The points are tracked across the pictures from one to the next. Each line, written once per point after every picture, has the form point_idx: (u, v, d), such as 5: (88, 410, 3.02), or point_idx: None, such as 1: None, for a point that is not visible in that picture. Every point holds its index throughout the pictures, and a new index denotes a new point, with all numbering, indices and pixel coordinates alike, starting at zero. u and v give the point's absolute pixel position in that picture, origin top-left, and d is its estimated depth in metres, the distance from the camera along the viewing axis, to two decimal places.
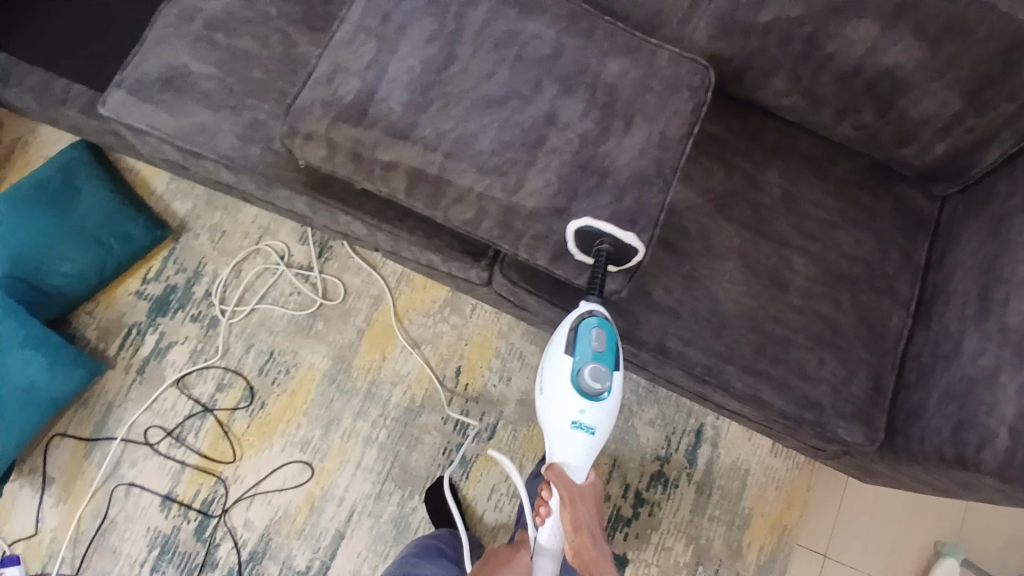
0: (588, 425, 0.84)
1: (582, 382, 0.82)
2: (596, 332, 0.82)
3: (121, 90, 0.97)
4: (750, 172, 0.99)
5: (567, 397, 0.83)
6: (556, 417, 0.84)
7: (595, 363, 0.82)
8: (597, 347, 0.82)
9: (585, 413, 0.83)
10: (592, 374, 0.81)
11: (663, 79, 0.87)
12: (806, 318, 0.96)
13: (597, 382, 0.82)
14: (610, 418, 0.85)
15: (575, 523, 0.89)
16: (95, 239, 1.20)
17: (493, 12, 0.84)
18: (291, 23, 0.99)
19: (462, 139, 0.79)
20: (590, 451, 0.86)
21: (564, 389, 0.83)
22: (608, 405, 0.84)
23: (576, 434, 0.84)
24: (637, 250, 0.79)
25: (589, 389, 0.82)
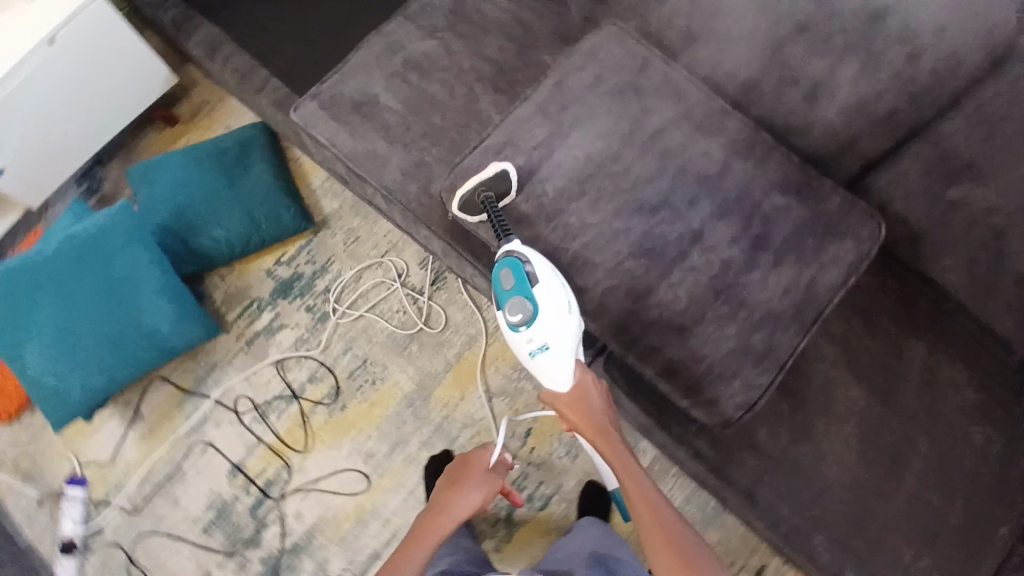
0: (545, 349, 0.77)
1: (512, 321, 0.77)
2: (504, 271, 0.77)
3: (314, 102, 1.06)
4: (891, 337, 0.93)
5: (512, 340, 0.79)
6: (523, 359, 0.79)
7: (512, 296, 0.76)
8: (506, 282, 0.77)
9: (533, 340, 0.76)
10: (511, 308, 0.76)
11: (824, 226, 0.84)
12: (911, 511, 0.87)
13: (516, 312, 0.76)
14: (561, 326, 0.76)
15: (588, 421, 0.81)
16: (249, 213, 1.30)
17: (669, 121, 0.85)
18: (479, 80, 1.05)
19: (604, 236, 0.80)
20: (560, 366, 0.78)
21: (507, 334, 0.80)
22: (546, 317, 0.76)
23: (544, 362, 0.78)
24: (504, 170, 0.84)
25: (514, 324, 0.77)
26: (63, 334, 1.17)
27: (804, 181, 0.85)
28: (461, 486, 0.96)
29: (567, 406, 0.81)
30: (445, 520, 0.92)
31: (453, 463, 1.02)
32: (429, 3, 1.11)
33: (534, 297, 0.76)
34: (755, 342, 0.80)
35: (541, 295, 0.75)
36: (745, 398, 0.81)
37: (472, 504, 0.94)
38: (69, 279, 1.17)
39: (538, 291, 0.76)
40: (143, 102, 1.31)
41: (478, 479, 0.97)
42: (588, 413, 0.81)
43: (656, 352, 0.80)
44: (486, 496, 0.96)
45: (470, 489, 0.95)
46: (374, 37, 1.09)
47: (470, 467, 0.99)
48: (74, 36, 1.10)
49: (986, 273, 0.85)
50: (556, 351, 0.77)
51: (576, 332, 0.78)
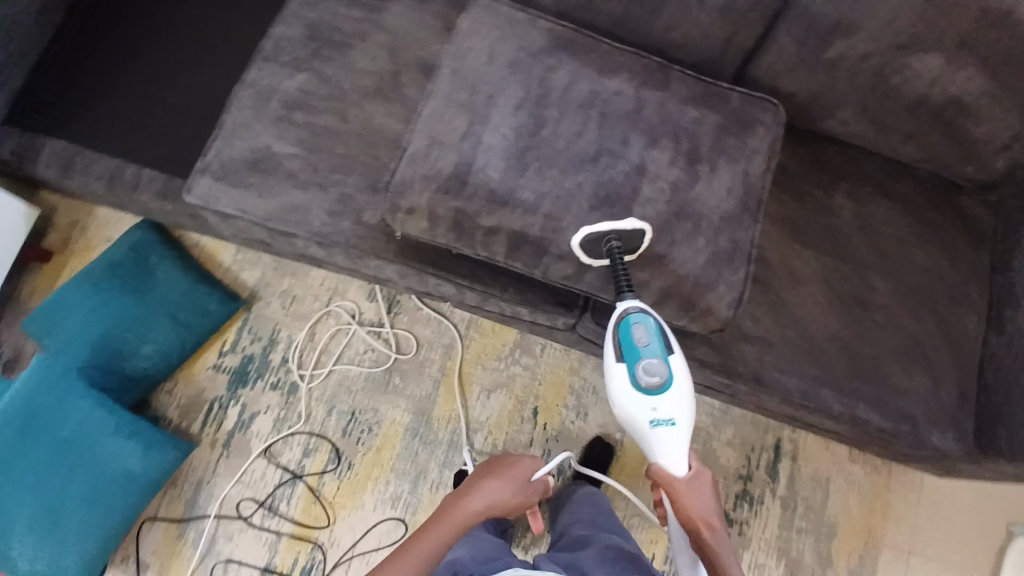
0: (669, 420, 0.82)
1: (641, 382, 0.80)
2: (641, 332, 0.80)
3: (206, 176, 0.97)
4: (819, 198, 1.03)
5: (634, 403, 0.82)
6: (635, 420, 0.83)
7: (647, 362, 0.80)
8: (642, 341, 0.80)
9: (659, 409, 0.81)
10: (646, 369, 0.80)
11: (737, 120, 0.90)
12: (891, 334, 0.98)
13: (653, 376, 0.80)
14: (685, 403, 0.82)
15: (688, 512, 0.83)
16: (173, 316, 1.21)
17: (575, 73, 0.89)
18: (366, 96, 1.02)
19: (560, 200, 0.83)
20: (679, 444, 0.83)
21: (628, 394, 0.82)
22: (676, 390, 0.81)
23: (662, 433, 0.82)
24: (643, 231, 0.81)
25: (648, 385, 0.80)
26: (32, 515, 1.07)
27: (706, 88, 0.92)
28: (499, 476, 0.92)
29: (673, 495, 0.85)
30: (476, 501, 0.88)
31: (491, 459, 0.98)
32: (282, 36, 1.05)
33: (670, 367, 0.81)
34: (722, 244, 0.85)
35: (675, 367, 0.81)
36: (731, 295, 0.84)
37: (498, 501, 0.90)
38: (13, 459, 1.08)
39: (672, 361, 0.81)
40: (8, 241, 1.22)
41: (512, 479, 0.93)
42: (693, 504, 0.84)
43: (646, 287, 0.83)
44: (515, 501, 0.92)
45: (499, 482, 0.91)
46: (241, 90, 1.03)
47: (510, 464, 0.95)
48: None
49: (877, 112, 0.95)
50: (677, 425, 0.82)
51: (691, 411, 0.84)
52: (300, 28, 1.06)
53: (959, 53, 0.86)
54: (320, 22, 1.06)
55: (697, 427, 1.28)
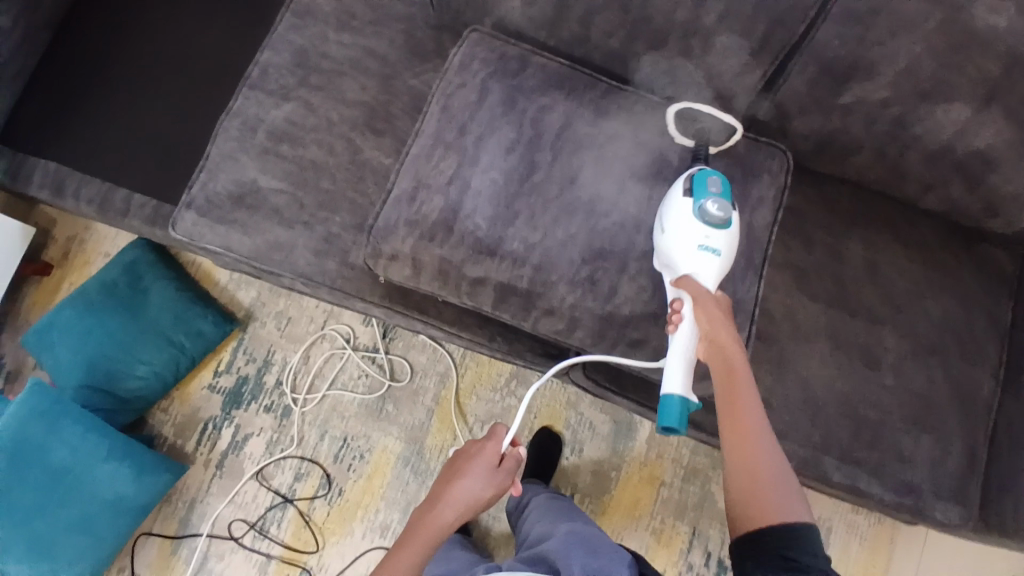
0: (714, 253, 0.71)
1: (703, 209, 0.72)
2: (715, 178, 0.74)
3: (191, 211, 0.95)
4: (831, 246, 0.96)
5: (685, 226, 0.72)
6: (677, 244, 0.72)
7: (718, 197, 0.72)
8: (713, 186, 0.73)
9: (710, 238, 0.71)
10: (713, 203, 0.72)
11: (741, 167, 0.84)
12: (899, 396, 0.93)
13: (718, 208, 0.72)
14: (734, 252, 0.73)
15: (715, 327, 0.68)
16: (167, 338, 1.21)
17: (570, 115, 0.84)
18: (354, 128, 0.98)
19: (550, 252, 0.80)
20: (717, 280, 0.72)
21: (681, 220, 0.73)
22: (732, 235, 0.73)
23: (702, 263, 0.71)
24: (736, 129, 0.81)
25: (709, 215, 0.72)
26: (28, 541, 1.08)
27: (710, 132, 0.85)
28: (467, 472, 0.83)
29: (698, 300, 0.69)
30: (444, 512, 0.81)
31: (462, 449, 0.88)
32: (269, 62, 1.01)
33: (732, 215, 0.74)
34: None
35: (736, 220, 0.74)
36: None
37: (469, 503, 0.81)
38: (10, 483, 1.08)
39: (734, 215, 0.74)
40: (7, 254, 1.22)
41: (480, 472, 0.82)
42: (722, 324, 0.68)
43: (641, 345, 0.80)
44: (488, 496, 0.82)
45: (468, 482, 0.81)
46: (227, 119, 0.99)
47: (475, 455, 0.84)
48: None
49: (896, 160, 0.88)
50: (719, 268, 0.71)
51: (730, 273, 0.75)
52: (288, 53, 1.02)
53: (987, 105, 0.78)
54: (309, 48, 1.02)
55: (695, 468, 1.24)
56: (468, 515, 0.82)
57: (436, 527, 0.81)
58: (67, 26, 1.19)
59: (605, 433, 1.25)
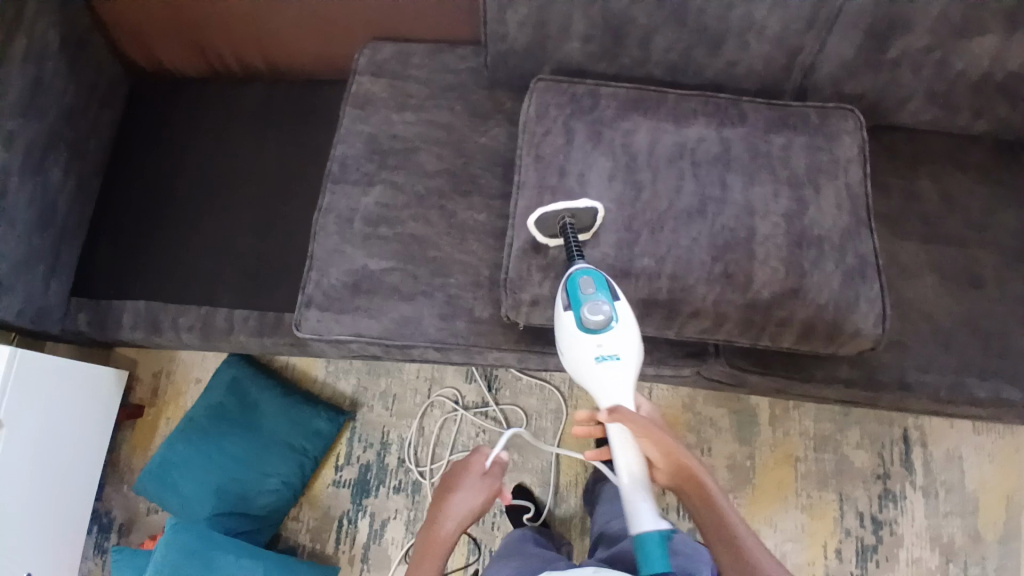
0: (616, 357, 0.76)
1: (584, 320, 0.77)
2: (585, 278, 0.78)
3: (312, 308, 0.98)
4: (905, 188, 1.03)
5: (577, 343, 0.77)
6: (580, 361, 0.78)
7: (594, 299, 0.77)
8: (587, 288, 0.78)
9: (604, 344, 0.76)
10: (591, 309, 0.76)
11: (822, 135, 0.91)
12: (1013, 305, 0.98)
13: (597, 314, 0.76)
14: (631, 344, 0.77)
15: (668, 452, 0.77)
16: (288, 445, 1.21)
17: (654, 131, 0.91)
18: (443, 195, 1.04)
19: (681, 258, 0.85)
20: (626, 378, 0.77)
21: (572, 337, 0.78)
22: (622, 329, 0.77)
23: (607, 372, 0.76)
24: (595, 210, 0.84)
25: (592, 324, 0.76)
26: None
27: (781, 113, 0.92)
28: (459, 487, 0.88)
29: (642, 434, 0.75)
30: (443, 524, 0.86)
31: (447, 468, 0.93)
32: (345, 155, 1.07)
33: (613, 308, 0.78)
34: (851, 262, 0.86)
35: (621, 311, 0.78)
36: (875, 312, 0.85)
37: (468, 511, 0.86)
38: None
39: (618, 307, 0.78)
40: (107, 406, 1.24)
41: (471, 484, 0.88)
42: (669, 449, 0.77)
43: (788, 324, 0.85)
44: (482, 503, 0.87)
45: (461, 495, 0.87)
46: (320, 217, 1.04)
47: (464, 469, 0.90)
48: (16, 411, 1.01)
49: (948, 97, 0.96)
50: (624, 361, 0.77)
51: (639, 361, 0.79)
52: (360, 142, 1.08)
53: (1014, 29, 0.87)
54: (378, 133, 1.08)
55: (824, 436, 1.28)
56: (466, 525, 0.87)
57: (442, 540, 0.86)
58: (116, 174, 1.26)
59: (727, 426, 1.29)
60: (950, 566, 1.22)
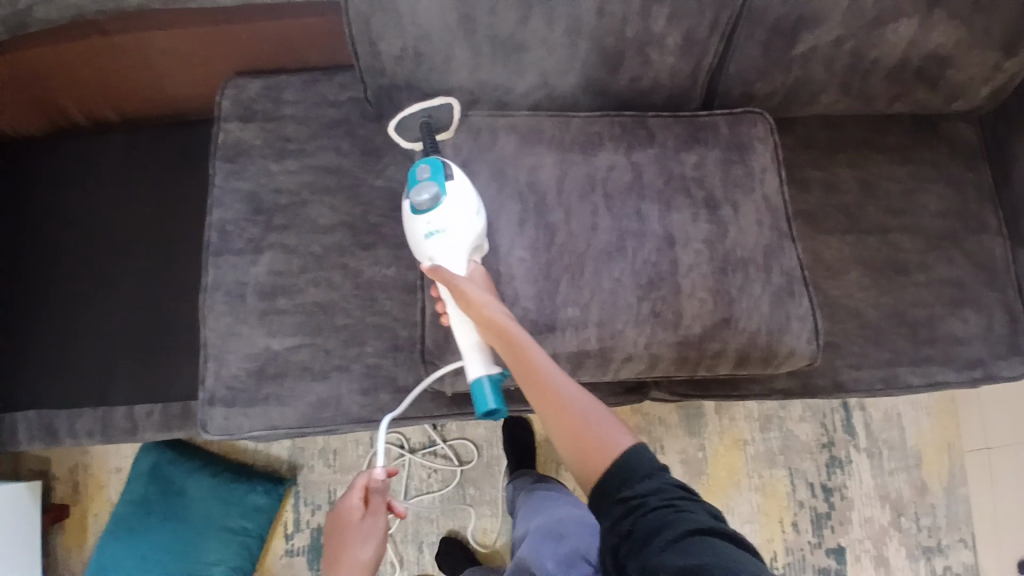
0: (441, 232, 0.73)
1: (415, 201, 0.74)
2: (422, 166, 0.76)
3: (216, 406, 0.88)
4: (823, 178, 1.01)
5: (410, 226, 0.75)
6: (413, 241, 0.75)
7: (424, 183, 0.74)
8: (423, 172, 0.75)
9: (431, 221, 0.73)
10: (421, 191, 0.73)
11: (733, 148, 0.85)
12: (935, 288, 0.98)
13: (424, 194, 0.73)
14: (464, 217, 0.73)
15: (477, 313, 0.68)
16: (228, 527, 1.13)
17: (562, 164, 0.83)
18: (344, 252, 0.94)
19: (606, 303, 0.79)
20: (456, 249, 0.73)
21: (407, 221, 0.75)
22: (453, 206, 0.73)
23: (435, 247, 0.73)
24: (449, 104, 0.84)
25: (420, 203, 0.73)
26: None
27: (691, 125, 0.86)
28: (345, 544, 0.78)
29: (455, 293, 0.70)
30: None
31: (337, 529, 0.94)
32: (225, 220, 0.94)
33: (445, 189, 0.74)
34: (777, 280, 0.82)
35: (454, 190, 0.74)
36: (806, 329, 0.82)
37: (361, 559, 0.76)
38: None
39: (452, 187, 0.75)
40: (23, 521, 1.13)
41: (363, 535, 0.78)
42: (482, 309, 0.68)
43: (723, 355, 0.81)
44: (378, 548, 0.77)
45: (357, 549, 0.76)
46: (207, 297, 0.92)
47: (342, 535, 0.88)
48: None
49: (862, 87, 0.92)
50: (452, 237, 0.73)
51: (478, 231, 0.75)
52: (240, 202, 0.95)
53: (928, 14, 0.83)
54: (259, 189, 0.96)
55: (768, 415, 1.29)
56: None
57: None
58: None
59: (675, 422, 1.28)
60: (901, 519, 1.27)
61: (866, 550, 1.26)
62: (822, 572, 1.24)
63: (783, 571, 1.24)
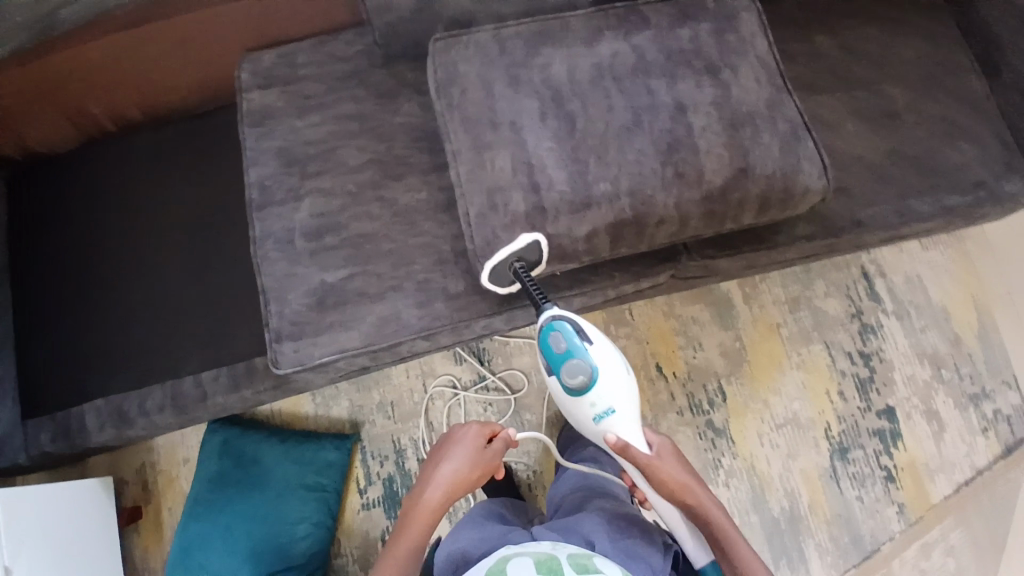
0: (610, 410, 0.81)
1: (569, 385, 0.80)
2: (556, 336, 0.78)
3: (285, 341, 0.94)
4: (802, 46, 1.08)
5: (573, 405, 0.82)
6: (579, 420, 0.83)
7: (569, 362, 0.79)
8: (560, 345, 0.78)
9: (596, 403, 0.80)
10: (571, 373, 0.79)
11: (720, 19, 0.93)
12: (926, 124, 1.04)
13: (579, 377, 0.79)
14: (621, 389, 0.81)
15: (673, 487, 0.80)
16: (306, 486, 1.17)
17: (568, 57, 0.90)
18: (376, 186, 1.00)
19: (634, 171, 0.85)
20: (629, 421, 0.81)
21: (564, 400, 0.82)
22: (607, 381, 0.80)
23: (608, 425, 0.81)
24: (537, 242, 0.85)
25: (576, 387, 0.79)
26: None
27: (678, 6, 0.93)
28: (445, 454, 0.83)
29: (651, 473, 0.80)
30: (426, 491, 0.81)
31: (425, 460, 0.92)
32: (262, 178, 1.01)
33: (594, 366, 0.79)
34: (784, 127, 0.89)
35: (599, 360, 0.80)
36: (818, 167, 0.89)
37: (455, 478, 0.81)
38: None
39: (594, 353, 0.80)
40: (97, 522, 1.13)
41: (462, 452, 0.83)
42: (681, 486, 0.80)
43: (748, 201, 0.87)
44: (476, 476, 0.82)
45: (453, 463, 0.81)
46: (258, 249, 0.98)
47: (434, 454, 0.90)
48: (20, 548, 0.92)
49: None
50: (620, 411, 0.81)
51: (632, 390, 0.83)
52: (273, 160, 1.01)
53: None
54: (289, 145, 1.02)
55: (796, 297, 1.34)
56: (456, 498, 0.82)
57: (427, 513, 0.80)
58: (18, 274, 1.14)
59: (709, 319, 1.33)
60: (942, 373, 1.31)
61: (915, 407, 1.29)
62: (876, 433, 1.28)
63: (839, 439, 1.28)
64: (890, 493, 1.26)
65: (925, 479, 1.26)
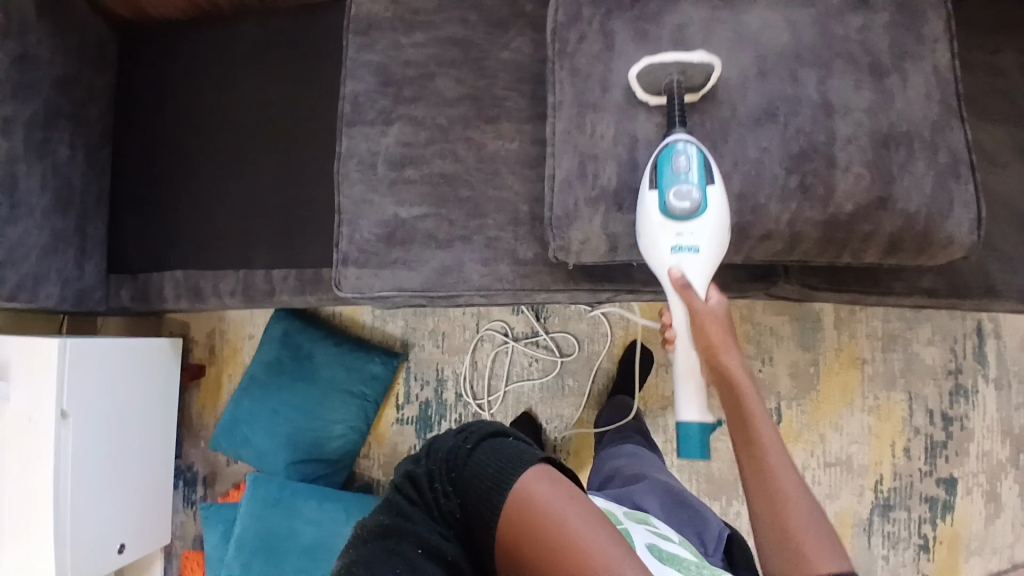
0: (693, 248, 0.72)
1: (670, 203, 0.72)
2: (682, 156, 0.72)
3: (350, 266, 0.95)
4: (990, 61, 0.89)
5: (656, 226, 0.73)
6: (653, 247, 0.74)
7: (684, 182, 0.72)
8: (680, 166, 0.72)
9: (684, 232, 0.72)
10: (677, 194, 0.72)
11: (902, 14, 0.77)
12: None
13: (686, 200, 0.71)
14: (718, 236, 0.72)
15: (707, 337, 0.71)
16: (349, 392, 1.23)
17: (709, 23, 0.79)
18: (467, 125, 0.95)
19: (750, 172, 0.76)
20: (705, 268, 0.73)
21: (651, 220, 0.74)
22: (709, 219, 0.72)
23: (680, 262, 0.73)
24: (711, 66, 0.74)
25: (676, 205, 0.72)
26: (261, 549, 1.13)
27: None
28: None
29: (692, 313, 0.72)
30: None
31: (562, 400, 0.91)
32: (357, 91, 0.98)
33: (707, 198, 0.72)
34: (943, 160, 0.75)
35: (713, 198, 0.72)
36: (970, 217, 0.75)
37: None
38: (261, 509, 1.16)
39: (712, 191, 0.72)
40: (169, 380, 1.22)
41: None
42: (715, 339, 0.71)
43: (875, 237, 0.76)
44: None
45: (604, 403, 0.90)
46: (341, 165, 0.97)
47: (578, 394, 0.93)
48: (76, 397, 1.02)
49: None
50: (702, 255, 0.72)
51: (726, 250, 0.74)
52: (371, 75, 0.98)
53: None
54: (390, 61, 0.97)
55: (892, 335, 1.22)
56: None
57: None
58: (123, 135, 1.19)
59: (788, 334, 1.24)
60: None
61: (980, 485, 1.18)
62: (929, 500, 1.19)
63: (886, 495, 1.20)
64: (918, 561, 1.19)
65: (962, 559, 1.18)
